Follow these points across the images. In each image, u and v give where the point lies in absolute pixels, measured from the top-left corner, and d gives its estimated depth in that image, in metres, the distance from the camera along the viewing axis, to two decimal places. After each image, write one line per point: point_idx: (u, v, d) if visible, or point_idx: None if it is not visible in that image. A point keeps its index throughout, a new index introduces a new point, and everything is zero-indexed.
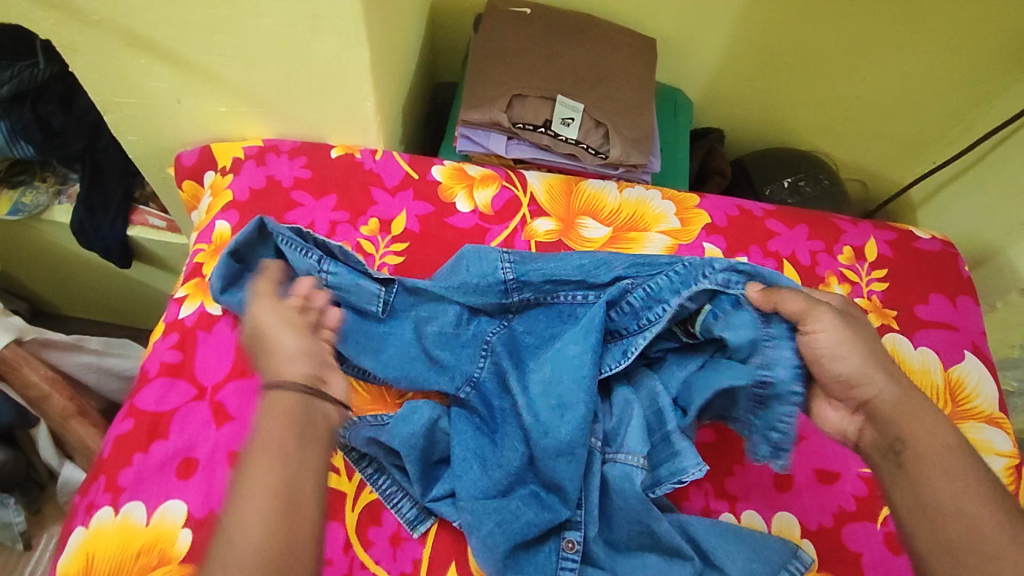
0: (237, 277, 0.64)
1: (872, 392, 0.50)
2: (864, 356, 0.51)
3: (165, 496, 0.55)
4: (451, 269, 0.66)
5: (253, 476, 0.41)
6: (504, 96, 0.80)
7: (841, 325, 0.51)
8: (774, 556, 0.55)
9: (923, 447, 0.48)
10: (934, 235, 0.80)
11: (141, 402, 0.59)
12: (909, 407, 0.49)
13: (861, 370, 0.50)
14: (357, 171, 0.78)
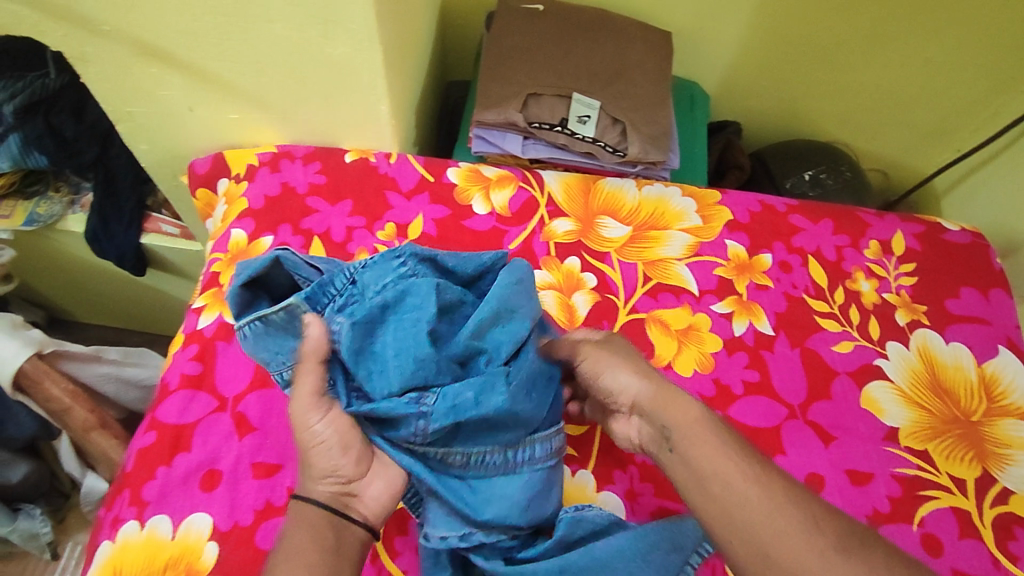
0: (251, 303, 0.58)
1: (632, 393, 0.52)
2: (638, 375, 0.53)
3: (190, 510, 0.54)
4: None
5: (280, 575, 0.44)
6: (519, 95, 0.79)
7: (598, 352, 0.55)
8: (682, 548, 0.53)
9: (681, 432, 0.47)
10: (964, 226, 0.77)
11: (164, 415, 0.59)
12: (669, 397, 0.50)
13: (624, 383, 0.53)
14: (373, 175, 0.77)
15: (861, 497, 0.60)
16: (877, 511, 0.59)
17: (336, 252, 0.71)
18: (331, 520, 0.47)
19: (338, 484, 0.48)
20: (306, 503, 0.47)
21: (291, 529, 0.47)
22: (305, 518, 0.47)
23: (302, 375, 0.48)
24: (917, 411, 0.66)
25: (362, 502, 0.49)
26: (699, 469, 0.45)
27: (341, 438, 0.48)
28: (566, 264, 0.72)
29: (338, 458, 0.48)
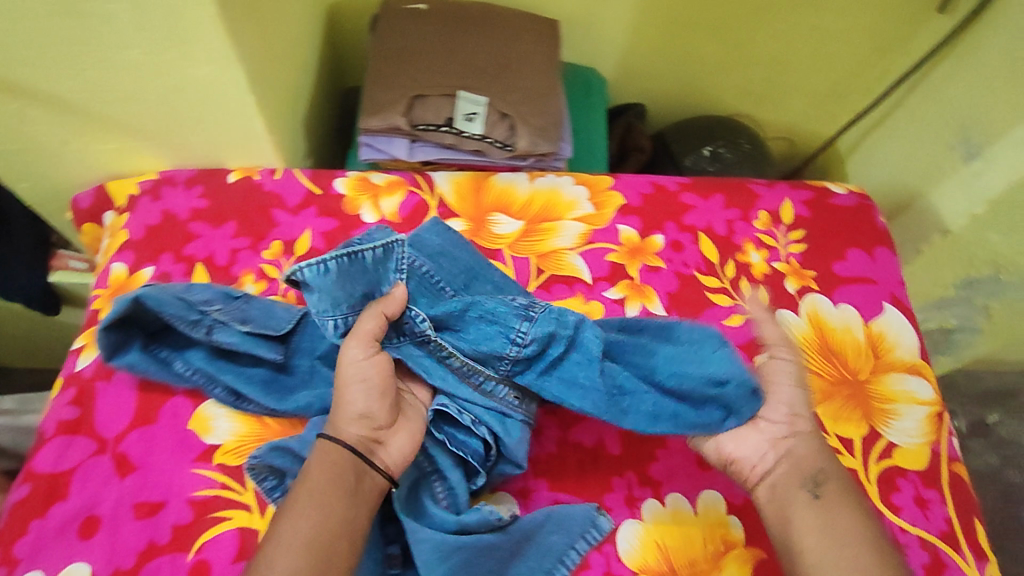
0: (123, 341, 0.61)
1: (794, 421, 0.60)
2: (776, 439, 0.59)
3: (67, 560, 0.54)
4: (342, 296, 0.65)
5: (290, 516, 0.49)
6: (401, 99, 0.77)
7: (746, 411, 0.60)
8: (573, 525, 0.57)
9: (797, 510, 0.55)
10: (850, 189, 0.79)
11: (39, 465, 0.58)
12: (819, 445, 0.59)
13: (764, 440, 0.59)
14: (256, 194, 0.75)
15: None
16: None
17: (220, 276, 0.70)
18: (353, 462, 0.52)
19: (367, 425, 0.54)
20: (334, 441, 0.53)
21: (313, 462, 0.52)
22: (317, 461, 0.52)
23: (363, 320, 0.55)
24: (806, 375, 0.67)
25: (385, 451, 0.55)
26: (793, 524, 0.55)
27: (379, 384, 0.55)
28: None
29: (367, 402, 0.54)
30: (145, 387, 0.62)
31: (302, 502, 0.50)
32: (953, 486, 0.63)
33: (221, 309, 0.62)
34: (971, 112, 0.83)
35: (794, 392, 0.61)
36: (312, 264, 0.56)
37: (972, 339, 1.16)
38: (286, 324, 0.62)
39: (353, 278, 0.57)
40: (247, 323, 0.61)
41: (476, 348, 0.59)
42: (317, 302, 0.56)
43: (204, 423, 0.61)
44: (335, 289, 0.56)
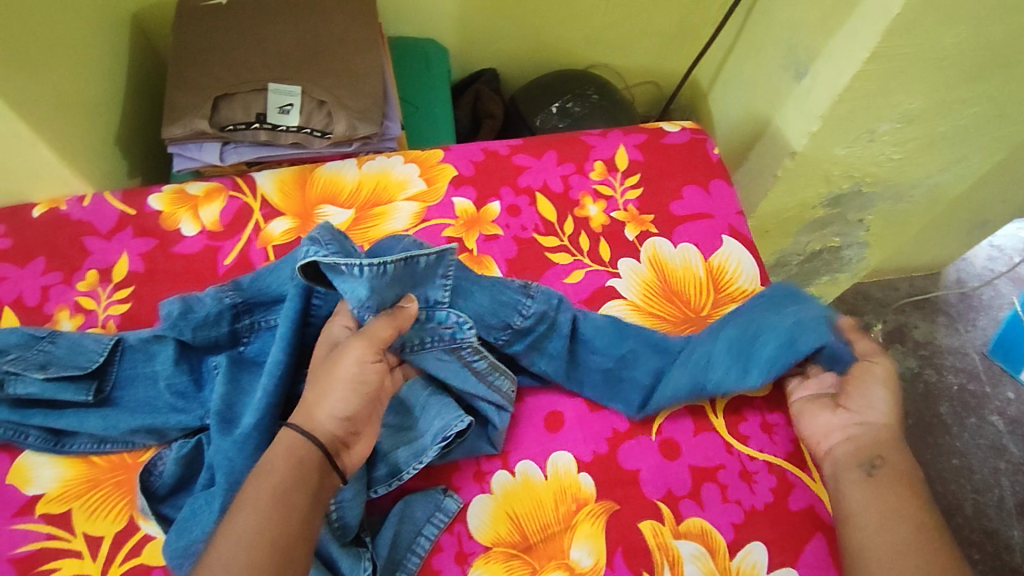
0: None
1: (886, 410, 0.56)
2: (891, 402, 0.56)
3: None
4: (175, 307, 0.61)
5: (236, 526, 0.43)
6: (204, 100, 0.74)
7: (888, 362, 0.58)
8: (415, 515, 0.55)
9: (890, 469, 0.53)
10: (682, 125, 0.78)
11: None
12: (897, 439, 0.55)
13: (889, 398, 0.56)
14: (64, 225, 0.71)
15: (598, 421, 0.61)
16: (616, 430, 0.60)
17: (31, 317, 0.66)
18: (322, 460, 0.47)
19: (346, 427, 0.48)
20: (306, 435, 0.47)
21: (276, 453, 0.46)
22: (281, 469, 0.45)
23: (377, 325, 0.51)
24: (649, 320, 0.66)
25: (351, 455, 0.49)
26: (846, 498, 0.53)
27: (373, 391, 0.50)
28: None
29: (353, 403, 0.49)
30: None
31: (250, 510, 0.44)
32: None
33: (15, 358, 0.58)
34: (795, 30, 0.83)
35: (883, 387, 0.57)
36: (372, 263, 0.52)
37: (861, 252, 1.18)
38: (94, 359, 0.58)
39: (403, 280, 0.55)
40: (45, 369, 0.57)
41: (481, 322, 0.60)
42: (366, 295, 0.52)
43: (24, 475, 0.57)
44: (385, 290, 0.53)
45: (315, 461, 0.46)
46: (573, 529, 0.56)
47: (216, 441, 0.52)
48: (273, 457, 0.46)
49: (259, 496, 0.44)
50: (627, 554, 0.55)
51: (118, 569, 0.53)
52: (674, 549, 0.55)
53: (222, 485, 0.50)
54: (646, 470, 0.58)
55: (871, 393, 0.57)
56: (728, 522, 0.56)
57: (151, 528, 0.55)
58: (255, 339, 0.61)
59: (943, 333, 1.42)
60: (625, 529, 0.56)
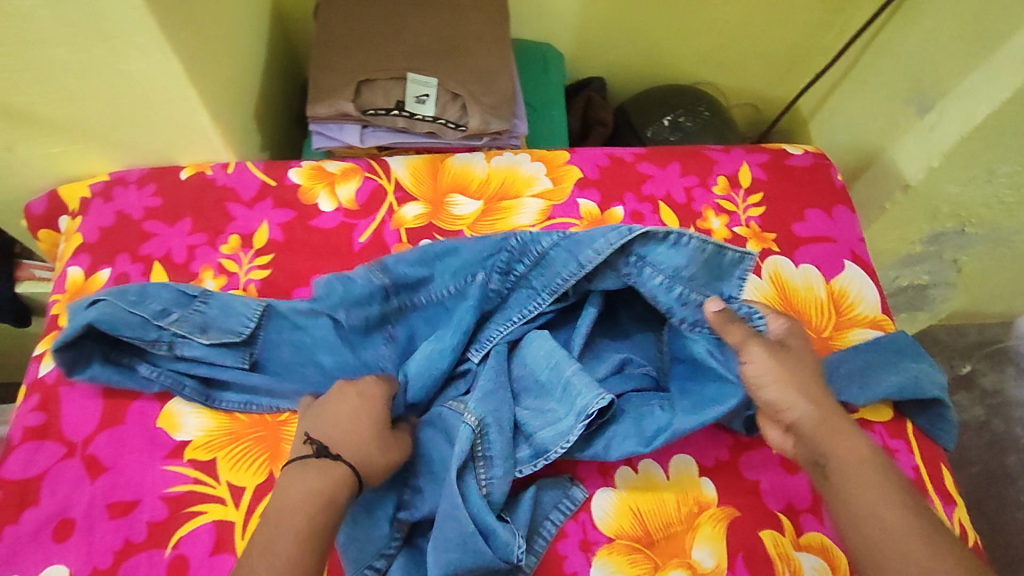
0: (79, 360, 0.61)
1: (794, 413, 0.51)
2: (788, 390, 0.52)
3: (45, 564, 0.55)
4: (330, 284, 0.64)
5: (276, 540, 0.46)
6: (349, 84, 0.77)
7: (766, 356, 0.53)
8: (545, 498, 0.58)
9: (840, 461, 0.49)
10: (806, 149, 0.79)
11: (8, 472, 0.59)
12: (835, 428, 0.50)
13: (785, 398, 0.52)
14: (209, 189, 0.74)
15: (719, 431, 0.63)
16: (736, 440, 0.63)
17: (178, 273, 0.69)
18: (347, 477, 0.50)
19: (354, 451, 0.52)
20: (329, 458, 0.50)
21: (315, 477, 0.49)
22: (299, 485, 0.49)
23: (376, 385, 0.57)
24: None
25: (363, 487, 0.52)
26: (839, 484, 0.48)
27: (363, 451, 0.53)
28: None
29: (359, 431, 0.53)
30: (110, 389, 0.63)
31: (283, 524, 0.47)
32: (919, 437, 0.63)
33: (179, 320, 0.62)
34: (924, 65, 0.84)
35: (786, 383, 0.52)
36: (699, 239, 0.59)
37: (947, 293, 1.17)
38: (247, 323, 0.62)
39: (709, 269, 0.60)
40: (206, 333, 0.61)
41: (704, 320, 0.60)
42: (680, 263, 0.60)
43: (174, 420, 0.61)
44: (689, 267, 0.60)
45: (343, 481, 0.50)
46: (694, 531, 0.58)
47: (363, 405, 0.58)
48: (289, 483, 0.49)
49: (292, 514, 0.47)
50: (748, 558, 0.57)
51: (259, 520, 0.57)
52: (795, 559, 0.57)
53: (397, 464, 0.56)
54: (766, 481, 0.61)
55: (757, 365, 0.53)
56: None
57: None
58: (404, 321, 0.64)
59: (1013, 384, 1.40)
60: (747, 536, 0.58)
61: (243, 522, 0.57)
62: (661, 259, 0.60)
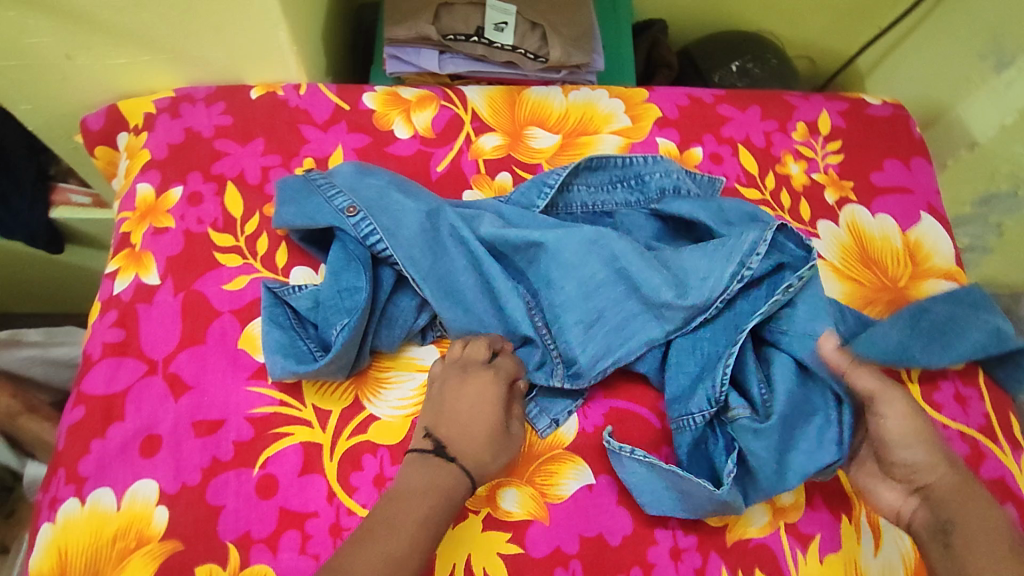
0: (290, 345, 0.59)
1: (929, 470, 0.51)
2: (936, 453, 0.52)
3: (132, 479, 0.55)
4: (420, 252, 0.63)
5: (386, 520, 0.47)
6: (428, 6, 0.74)
7: (904, 410, 0.52)
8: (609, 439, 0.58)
9: (975, 535, 0.48)
10: (885, 100, 0.78)
11: (90, 387, 0.58)
12: (972, 495, 0.50)
13: (927, 459, 0.52)
14: (281, 110, 0.71)
15: None
16: None
17: (254, 194, 0.67)
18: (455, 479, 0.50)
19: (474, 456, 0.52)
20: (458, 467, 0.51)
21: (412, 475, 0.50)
22: (410, 512, 0.47)
23: (474, 344, 0.58)
24: (848, 283, 0.68)
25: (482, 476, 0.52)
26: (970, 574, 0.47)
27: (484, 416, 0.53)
28: (497, 180, 0.70)
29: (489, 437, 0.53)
30: (189, 309, 0.61)
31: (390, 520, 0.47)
32: (991, 385, 0.65)
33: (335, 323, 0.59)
34: (1006, 19, 0.83)
35: (930, 444, 0.52)
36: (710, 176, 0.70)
37: None
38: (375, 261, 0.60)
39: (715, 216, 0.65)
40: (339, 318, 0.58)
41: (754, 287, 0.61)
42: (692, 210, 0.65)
43: (255, 342, 0.60)
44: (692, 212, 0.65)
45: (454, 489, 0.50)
46: None
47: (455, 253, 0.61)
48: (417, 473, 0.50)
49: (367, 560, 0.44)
50: (825, 497, 0.59)
51: (346, 443, 0.57)
52: None
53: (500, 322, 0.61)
54: None
55: (908, 440, 0.52)
56: None
57: (376, 409, 0.59)
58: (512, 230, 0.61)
59: None
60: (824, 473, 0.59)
61: (330, 445, 0.57)
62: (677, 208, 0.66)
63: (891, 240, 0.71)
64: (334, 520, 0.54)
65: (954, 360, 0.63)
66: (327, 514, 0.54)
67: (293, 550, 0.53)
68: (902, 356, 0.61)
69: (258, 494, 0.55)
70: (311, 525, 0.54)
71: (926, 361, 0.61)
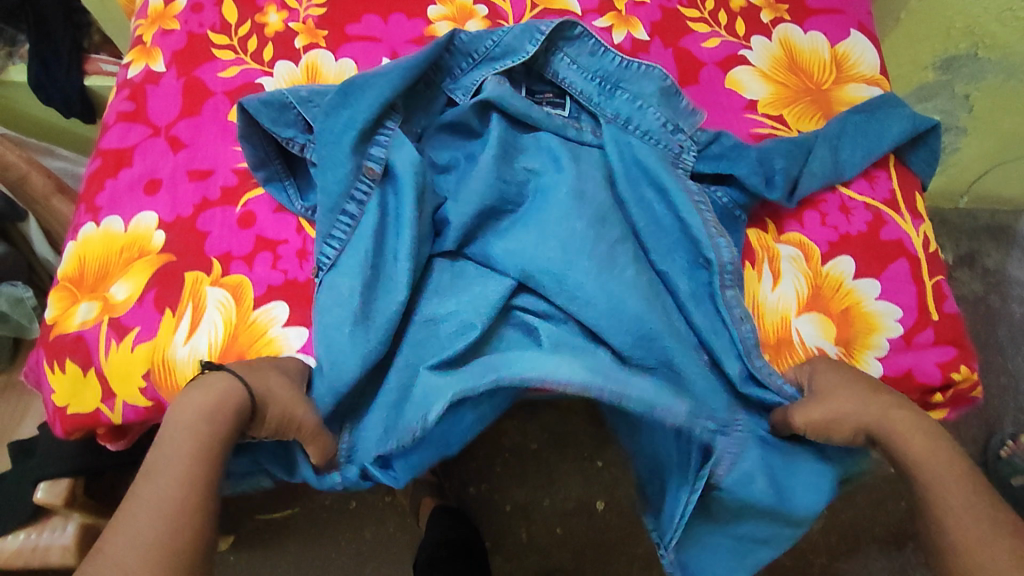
0: (265, 160, 0.64)
1: (858, 417, 0.54)
2: (862, 398, 0.55)
3: (138, 210, 0.65)
4: (340, 106, 0.61)
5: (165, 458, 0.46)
6: None
7: (823, 372, 0.57)
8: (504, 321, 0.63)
9: (923, 463, 0.51)
10: None
11: (107, 144, 0.69)
12: (914, 429, 0.53)
13: (868, 407, 0.54)
14: None
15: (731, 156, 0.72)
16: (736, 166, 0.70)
17: (247, 6, 0.77)
18: (246, 409, 0.50)
19: (274, 400, 0.52)
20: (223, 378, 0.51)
21: (202, 395, 0.50)
22: (184, 443, 0.47)
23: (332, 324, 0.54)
24: (773, 85, 0.74)
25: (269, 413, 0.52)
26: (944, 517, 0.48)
27: None
28: None
29: None
30: (188, 89, 0.72)
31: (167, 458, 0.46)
32: (901, 168, 0.69)
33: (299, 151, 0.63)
34: None
35: (857, 392, 0.55)
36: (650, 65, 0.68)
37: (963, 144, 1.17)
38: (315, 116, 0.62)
39: (669, 105, 0.67)
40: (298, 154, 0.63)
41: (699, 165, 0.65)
42: (645, 86, 0.68)
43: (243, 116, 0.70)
44: (648, 91, 0.68)
45: (238, 410, 0.50)
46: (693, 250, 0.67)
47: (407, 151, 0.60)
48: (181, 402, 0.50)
49: (188, 430, 0.48)
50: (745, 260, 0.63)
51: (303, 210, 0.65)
52: (776, 251, 0.63)
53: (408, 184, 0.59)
54: None
55: (840, 388, 0.55)
56: (825, 241, 0.64)
57: None
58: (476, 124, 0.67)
59: None
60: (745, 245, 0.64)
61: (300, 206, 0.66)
62: (633, 83, 0.68)
63: (818, 52, 0.76)
64: (301, 247, 0.64)
65: (876, 161, 0.67)
66: (295, 242, 0.64)
67: (265, 264, 0.63)
68: (830, 175, 0.66)
69: (239, 224, 0.64)
70: (282, 250, 0.64)
71: (852, 174, 0.66)
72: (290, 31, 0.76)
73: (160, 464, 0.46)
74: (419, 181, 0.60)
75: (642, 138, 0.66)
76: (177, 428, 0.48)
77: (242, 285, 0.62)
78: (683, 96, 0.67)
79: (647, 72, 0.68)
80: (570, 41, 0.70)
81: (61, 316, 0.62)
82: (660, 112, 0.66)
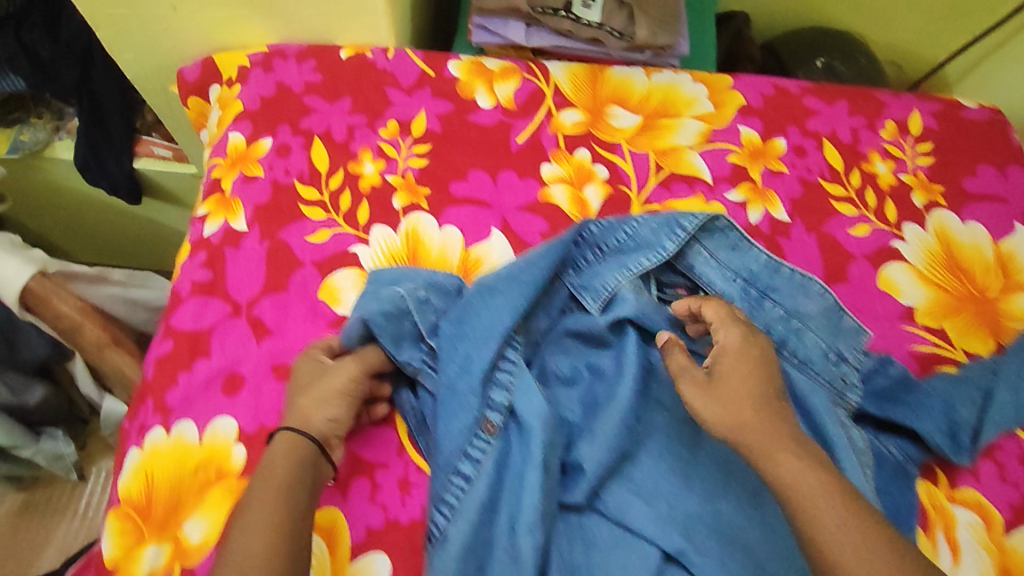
0: None
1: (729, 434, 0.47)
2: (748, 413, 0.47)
3: (214, 413, 0.57)
4: (459, 326, 0.55)
5: (247, 518, 0.44)
6: None
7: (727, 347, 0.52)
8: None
9: (788, 487, 0.44)
10: (982, 104, 0.76)
11: (179, 323, 0.61)
12: (777, 446, 0.46)
13: (736, 417, 0.47)
14: (368, 71, 0.73)
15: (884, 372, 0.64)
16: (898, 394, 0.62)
17: (338, 151, 0.69)
18: (314, 455, 0.50)
19: (337, 431, 0.52)
20: (304, 438, 0.50)
21: (279, 458, 0.48)
22: (265, 514, 0.44)
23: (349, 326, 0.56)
24: (931, 289, 0.66)
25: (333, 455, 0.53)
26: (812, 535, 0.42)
27: (333, 384, 0.53)
28: (576, 157, 0.70)
29: (341, 408, 0.52)
30: (273, 257, 0.63)
31: (254, 509, 0.44)
32: None
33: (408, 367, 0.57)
34: None
35: (744, 400, 0.48)
36: (802, 274, 0.61)
37: None
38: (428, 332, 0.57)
39: (828, 326, 0.60)
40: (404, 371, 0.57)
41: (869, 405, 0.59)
42: (800, 302, 0.61)
43: (334, 294, 0.62)
44: (806, 307, 0.61)
45: (314, 465, 0.49)
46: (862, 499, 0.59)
47: (535, 399, 0.53)
48: (270, 461, 0.48)
49: (261, 508, 0.44)
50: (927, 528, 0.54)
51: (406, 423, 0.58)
52: (950, 513, 0.55)
53: (534, 434, 0.52)
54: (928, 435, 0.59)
55: (728, 381, 0.49)
56: (1007, 502, 0.56)
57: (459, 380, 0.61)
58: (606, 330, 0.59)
59: None
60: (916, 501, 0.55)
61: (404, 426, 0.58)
62: (785, 295, 0.61)
63: (982, 248, 0.68)
64: (404, 474, 0.56)
65: None
66: (397, 467, 0.56)
67: (363, 497, 0.54)
68: (1013, 420, 0.58)
69: None
70: (382, 476, 0.56)
71: None
72: (387, 186, 0.67)
73: (245, 531, 0.43)
74: (537, 431, 0.52)
75: (799, 369, 0.59)
76: (255, 499, 0.45)
77: (336, 519, 0.53)
78: (847, 315, 0.60)
79: (808, 286, 0.61)
80: (710, 233, 0.62)
81: (122, 558, 0.53)
82: (823, 337, 0.60)
